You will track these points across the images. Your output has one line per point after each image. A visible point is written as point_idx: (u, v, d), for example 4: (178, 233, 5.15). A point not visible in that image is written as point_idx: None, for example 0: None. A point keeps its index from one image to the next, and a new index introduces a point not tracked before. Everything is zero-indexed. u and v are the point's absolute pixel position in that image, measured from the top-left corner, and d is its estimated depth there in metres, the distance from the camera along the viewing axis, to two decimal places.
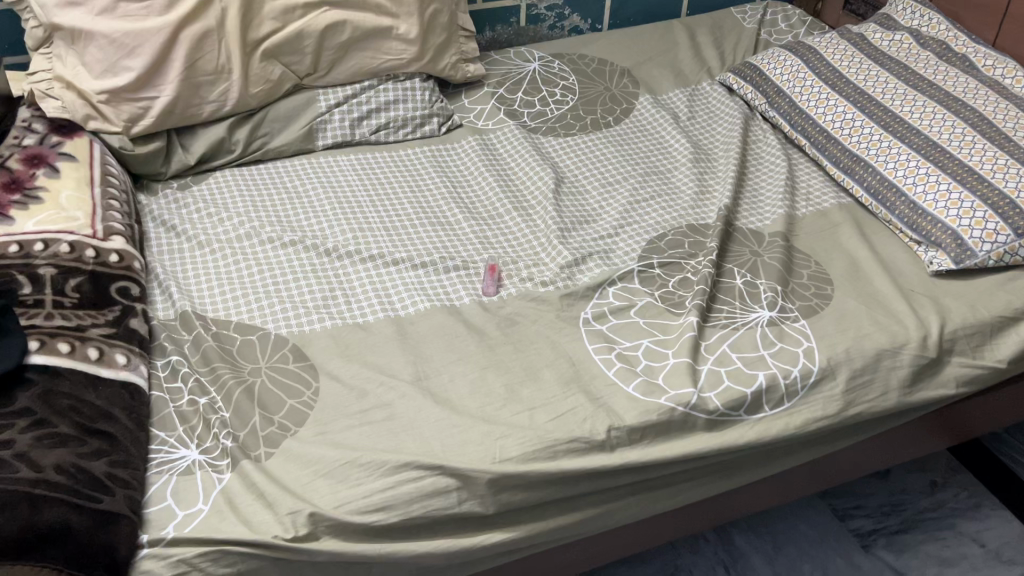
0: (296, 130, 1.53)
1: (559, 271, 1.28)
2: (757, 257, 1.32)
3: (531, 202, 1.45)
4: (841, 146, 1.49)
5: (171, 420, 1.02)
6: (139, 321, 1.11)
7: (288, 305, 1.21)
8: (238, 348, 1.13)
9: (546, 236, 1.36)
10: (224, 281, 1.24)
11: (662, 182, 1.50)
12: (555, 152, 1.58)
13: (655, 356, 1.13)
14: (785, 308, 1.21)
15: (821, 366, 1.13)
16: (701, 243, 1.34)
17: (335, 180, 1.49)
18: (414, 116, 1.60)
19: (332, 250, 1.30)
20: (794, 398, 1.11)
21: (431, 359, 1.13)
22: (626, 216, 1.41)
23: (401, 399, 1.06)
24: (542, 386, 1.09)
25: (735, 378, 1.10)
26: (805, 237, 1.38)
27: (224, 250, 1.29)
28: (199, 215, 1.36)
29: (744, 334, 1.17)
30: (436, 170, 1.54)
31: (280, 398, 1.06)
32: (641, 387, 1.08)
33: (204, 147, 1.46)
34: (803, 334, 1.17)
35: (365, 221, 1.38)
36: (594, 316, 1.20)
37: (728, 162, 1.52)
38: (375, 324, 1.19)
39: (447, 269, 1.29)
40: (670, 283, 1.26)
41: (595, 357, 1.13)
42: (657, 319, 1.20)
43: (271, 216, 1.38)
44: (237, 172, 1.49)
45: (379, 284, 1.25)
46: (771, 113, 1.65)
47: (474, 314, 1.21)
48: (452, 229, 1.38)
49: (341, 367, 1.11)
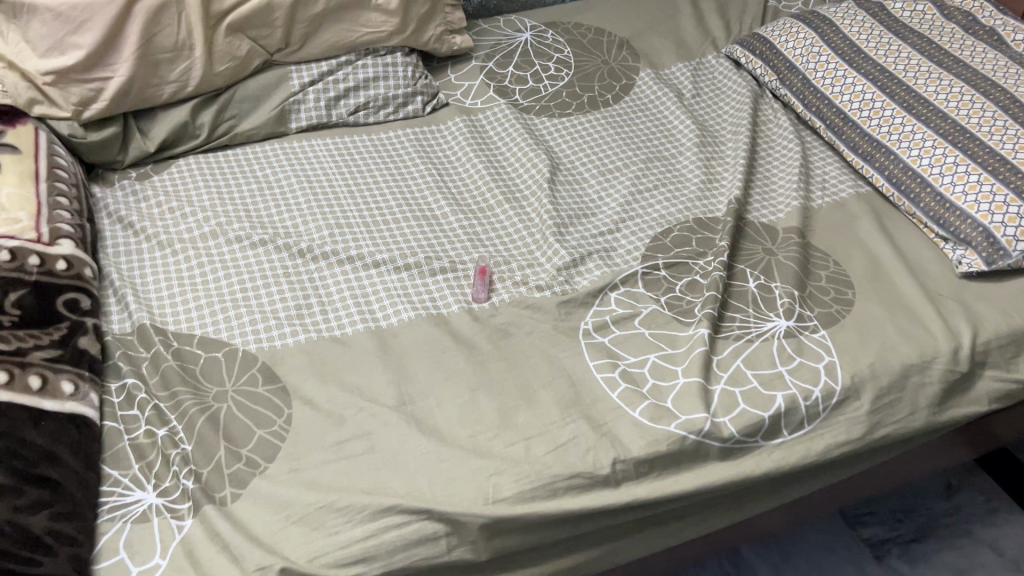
0: (266, 112, 1.40)
1: (555, 274, 1.17)
2: (770, 256, 1.21)
3: (524, 193, 1.34)
4: (859, 130, 1.38)
5: (125, 456, 0.91)
6: (90, 340, 1.00)
7: (257, 316, 1.09)
8: (202, 368, 1.02)
9: (541, 232, 1.25)
10: (187, 287, 1.12)
11: (666, 169, 1.38)
12: (550, 135, 1.46)
13: (662, 374, 1.03)
14: (803, 317, 1.11)
15: (844, 385, 1.03)
16: (710, 241, 1.23)
17: (309, 168, 1.36)
18: (396, 95, 1.47)
19: (306, 250, 1.18)
20: (814, 421, 1.01)
21: (416, 379, 1.02)
22: (628, 209, 1.30)
23: (383, 428, 0.96)
24: (538, 410, 0.99)
25: (750, 400, 1.00)
26: (821, 231, 1.27)
27: (187, 252, 1.17)
28: (160, 210, 1.24)
29: (759, 348, 1.07)
30: (420, 155, 1.41)
31: (248, 428, 0.95)
32: (647, 412, 0.98)
33: (165, 132, 1.33)
34: (824, 347, 1.07)
35: (342, 216, 1.26)
36: (595, 327, 1.10)
37: (737, 147, 1.40)
38: (353, 338, 1.08)
39: (432, 272, 1.17)
40: (676, 287, 1.16)
41: (597, 376, 1.03)
42: (663, 330, 1.09)
43: (238, 211, 1.25)
44: (201, 159, 1.36)
45: (358, 291, 1.14)
46: (781, 91, 1.53)
47: (463, 325, 1.10)
48: (438, 225, 1.27)
49: (316, 390, 1.00)
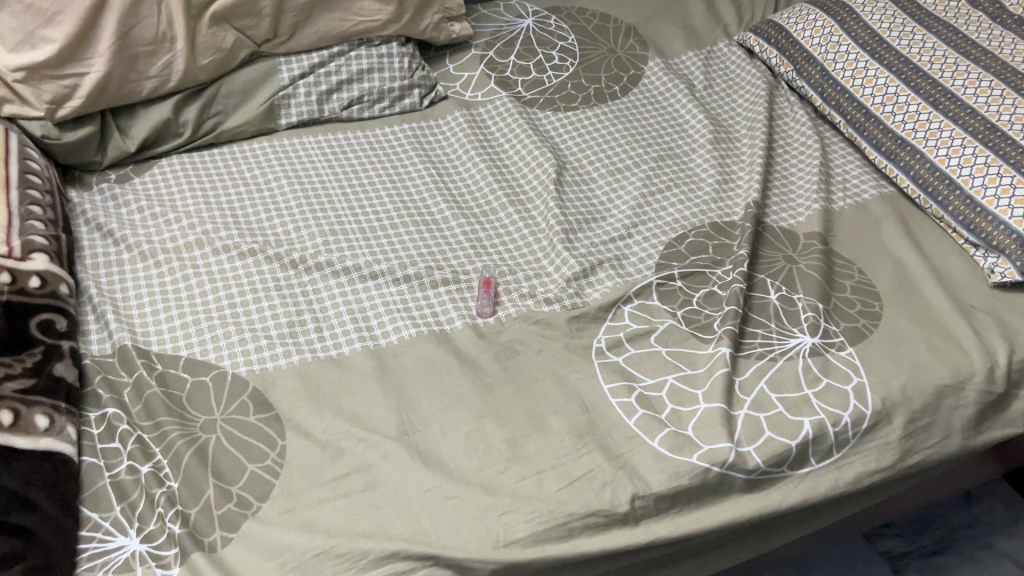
0: (254, 108, 1.32)
1: (565, 286, 1.10)
2: (792, 264, 1.14)
3: (529, 195, 1.26)
4: (882, 126, 1.30)
5: (106, 496, 0.85)
6: (66, 366, 0.92)
7: (246, 335, 1.02)
8: (188, 394, 0.95)
9: (548, 238, 1.18)
10: (171, 303, 1.05)
11: (679, 168, 1.31)
12: (555, 131, 1.38)
13: (681, 399, 0.97)
14: (829, 333, 1.05)
15: (875, 409, 0.97)
16: (727, 248, 1.17)
17: (301, 168, 1.28)
18: (392, 87, 1.39)
19: (298, 261, 1.11)
20: (843, 449, 0.95)
21: (418, 405, 0.95)
22: (639, 212, 1.22)
23: (384, 461, 0.89)
24: (550, 439, 0.92)
25: (776, 427, 0.94)
26: (844, 236, 1.20)
27: (171, 264, 1.10)
28: (141, 217, 1.16)
29: (784, 368, 1.00)
30: (418, 154, 1.33)
31: (239, 462, 0.88)
32: (667, 441, 0.92)
33: (146, 131, 1.24)
34: (852, 367, 1.01)
35: (336, 222, 1.18)
36: (609, 345, 1.03)
37: (753, 144, 1.33)
38: (350, 358, 1.00)
39: (433, 284, 1.10)
40: (693, 299, 1.09)
41: (612, 401, 0.96)
42: (681, 348, 1.03)
43: (225, 216, 1.18)
44: (186, 159, 1.28)
45: (355, 305, 1.07)
46: (798, 83, 1.45)
47: (468, 343, 1.03)
48: (438, 231, 1.19)
49: (311, 418, 0.93)
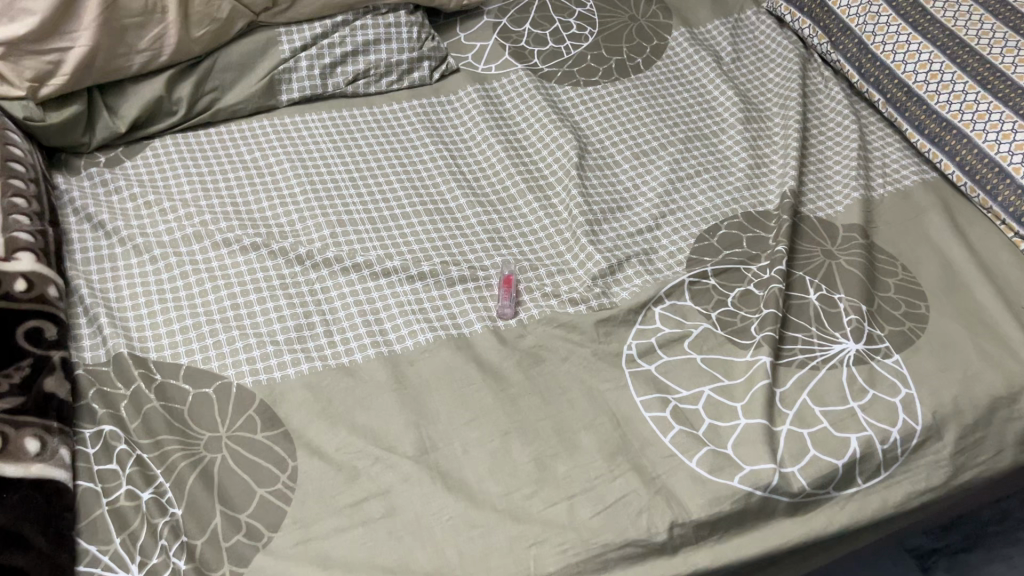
0: (253, 83, 1.22)
1: (590, 285, 1.03)
2: (831, 260, 1.07)
3: (549, 181, 1.18)
4: (925, 107, 1.21)
5: (105, 526, 0.78)
6: (57, 380, 0.85)
7: (251, 341, 0.95)
8: (190, 409, 0.88)
9: (571, 230, 1.10)
10: (169, 304, 0.98)
11: (708, 150, 1.23)
12: (575, 109, 1.29)
13: (719, 413, 0.90)
14: (873, 338, 0.98)
15: (924, 424, 0.91)
16: (762, 241, 1.09)
17: (305, 150, 1.20)
18: (400, 60, 1.30)
19: (304, 257, 1.04)
20: (891, 467, 0.89)
21: (438, 420, 0.89)
22: (667, 199, 1.15)
23: (403, 484, 0.83)
24: (581, 459, 0.86)
25: (821, 445, 0.88)
26: (885, 228, 1.13)
27: (168, 259, 1.02)
28: (135, 205, 1.08)
29: (827, 378, 0.94)
30: (429, 133, 1.25)
31: (247, 487, 0.82)
32: (706, 462, 0.86)
33: (138, 109, 1.15)
34: (899, 376, 0.94)
35: (344, 212, 1.11)
36: (640, 352, 0.96)
37: (786, 125, 1.25)
38: (363, 366, 0.94)
39: (450, 281, 1.03)
40: (728, 299, 1.02)
41: (645, 416, 0.90)
42: (717, 356, 0.96)
43: (224, 206, 1.10)
44: (181, 140, 1.19)
45: (366, 304, 1.00)
46: (833, 57, 1.36)
47: (489, 349, 0.96)
48: (453, 221, 1.12)
49: (324, 436, 0.87)
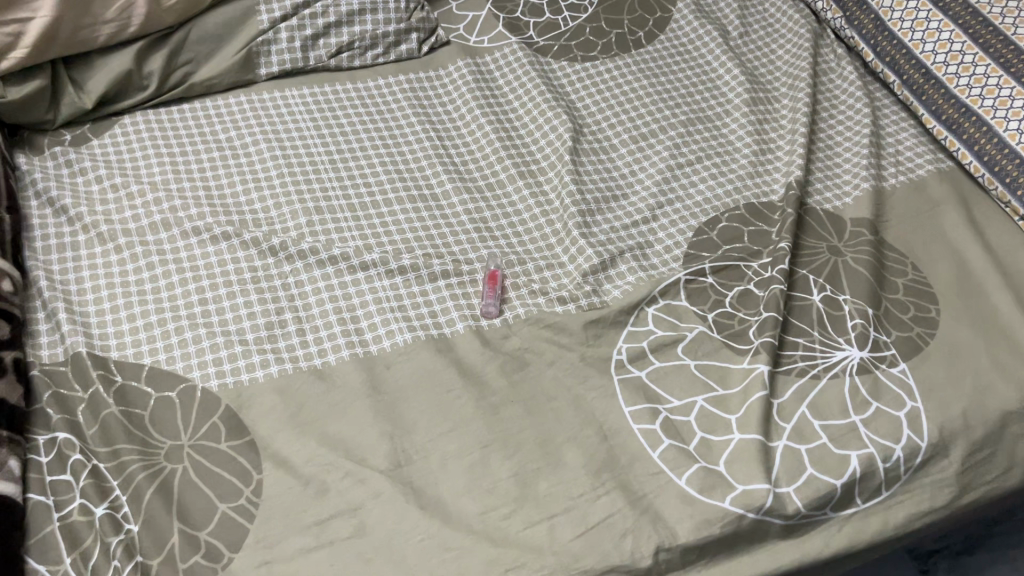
0: (230, 56, 1.15)
1: (581, 282, 0.97)
2: (837, 257, 1.01)
3: (541, 166, 1.12)
4: (944, 90, 1.14)
5: (55, 544, 0.74)
6: (8, 384, 0.80)
7: (219, 340, 0.90)
8: (151, 414, 0.83)
9: (562, 221, 1.04)
10: (132, 298, 0.92)
11: (711, 133, 1.16)
12: (571, 86, 1.22)
13: (712, 426, 0.85)
14: (879, 345, 0.92)
15: (931, 441, 0.85)
16: (765, 236, 1.03)
17: (283, 129, 1.13)
18: (386, 32, 1.23)
19: (278, 247, 0.98)
20: (893, 486, 0.84)
21: (414, 430, 0.84)
22: (665, 188, 1.08)
23: (374, 501, 0.78)
24: (564, 475, 0.81)
25: (819, 463, 0.83)
26: (897, 223, 1.06)
27: (134, 249, 0.97)
28: (100, 188, 1.02)
29: (828, 389, 0.88)
30: (415, 111, 1.18)
31: (208, 502, 0.77)
32: (696, 481, 0.81)
33: (105, 84, 1.08)
34: (904, 388, 0.89)
35: (323, 198, 1.05)
36: (630, 358, 0.90)
37: (795, 108, 1.18)
38: (337, 369, 0.88)
39: (432, 276, 0.97)
40: (726, 300, 0.96)
41: (633, 428, 0.85)
42: (712, 363, 0.91)
43: (196, 190, 1.04)
44: (153, 117, 1.12)
45: (342, 300, 0.94)
46: (847, 33, 1.28)
47: (470, 352, 0.91)
48: (438, 210, 1.05)
49: (292, 447, 0.82)
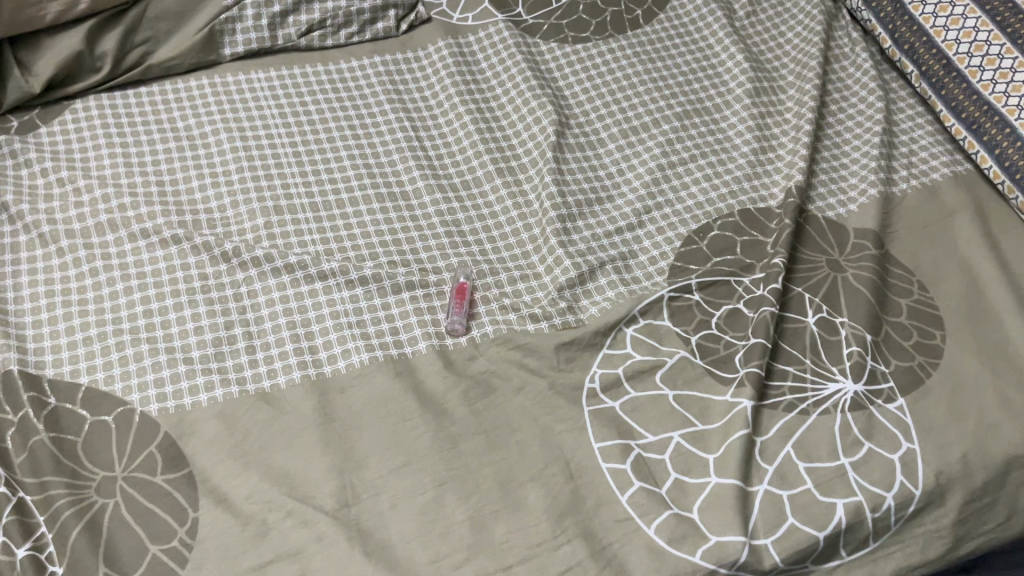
0: (189, 36, 1.07)
1: (555, 298, 0.90)
2: (837, 274, 0.93)
3: (522, 162, 1.04)
4: (965, 85, 1.04)
5: None
6: None
7: (162, 358, 0.83)
8: (85, 441, 0.78)
9: (541, 226, 0.97)
10: (73, 308, 0.86)
11: (708, 129, 1.08)
12: (559, 72, 1.13)
13: (687, 466, 0.79)
14: (875, 376, 0.85)
15: (925, 488, 0.78)
16: (759, 248, 0.95)
17: (247, 115, 1.06)
18: (361, 9, 1.14)
19: (231, 253, 0.91)
20: (881, 537, 0.77)
21: (364, 464, 0.78)
22: (653, 190, 1.00)
23: (317, 544, 0.73)
24: (523, 520, 0.75)
25: (802, 511, 0.76)
26: (904, 235, 0.98)
27: (77, 252, 0.90)
28: (46, 182, 0.96)
29: (817, 426, 0.81)
30: (390, 97, 1.10)
31: (139, 544, 0.72)
32: (666, 529, 0.75)
33: (54, 67, 1.01)
34: (900, 427, 0.82)
35: (284, 197, 0.97)
36: (604, 386, 0.84)
37: (801, 101, 1.09)
38: (286, 393, 0.82)
39: (396, 288, 0.90)
40: (713, 321, 0.89)
41: (602, 466, 0.78)
42: (692, 393, 0.84)
43: (148, 186, 0.97)
44: (107, 100, 1.05)
45: (297, 315, 0.88)
46: (863, 15, 1.17)
47: (431, 375, 0.84)
48: (407, 210, 0.98)
49: (233, 481, 0.76)
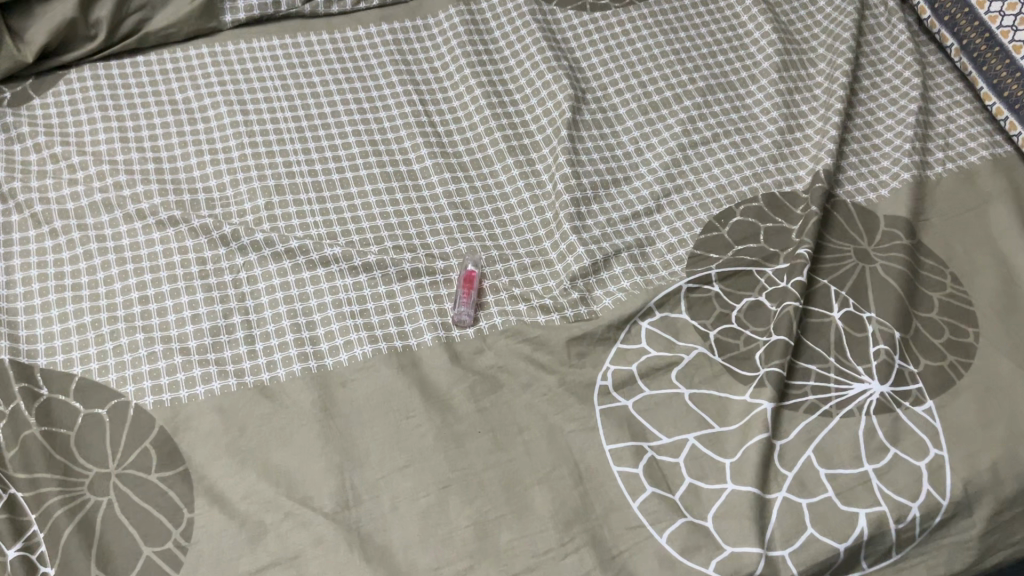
0: (189, 1, 1.02)
1: (568, 288, 0.86)
2: (865, 265, 0.88)
3: (535, 140, 0.99)
4: (1008, 61, 0.98)
5: None
6: None
7: (158, 347, 0.80)
8: (78, 436, 0.74)
9: (554, 210, 0.92)
10: (66, 293, 0.83)
11: (732, 106, 1.02)
12: (576, 42, 1.08)
13: (703, 471, 0.75)
14: (903, 377, 0.81)
15: (953, 498, 0.75)
16: (784, 235, 0.90)
17: (249, 86, 1.01)
18: None
19: (230, 237, 0.87)
20: (905, 548, 0.74)
21: (365, 464, 0.75)
22: (673, 172, 0.96)
23: (316, 548, 0.70)
24: (531, 526, 0.72)
25: (822, 521, 0.73)
26: (938, 223, 0.93)
27: (71, 234, 0.87)
28: (39, 158, 0.92)
29: (840, 431, 0.77)
30: (397, 67, 1.05)
31: (133, 545, 0.69)
32: (679, 539, 0.71)
33: (47, 34, 0.96)
34: (928, 431, 0.78)
35: (287, 174, 0.93)
36: (617, 383, 0.80)
37: (832, 76, 1.03)
38: (285, 385, 0.79)
39: (401, 275, 0.87)
40: (733, 314, 0.85)
41: (613, 470, 0.75)
42: (709, 393, 0.80)
43: (145, 164, 0.93)
44: (102, 70, 1.00)
45: (298, 302, 0.84)
46: None
47: (437, 369, 0.81)
48: (414, 190, 0.94)
49: (229, 480, 0.73)
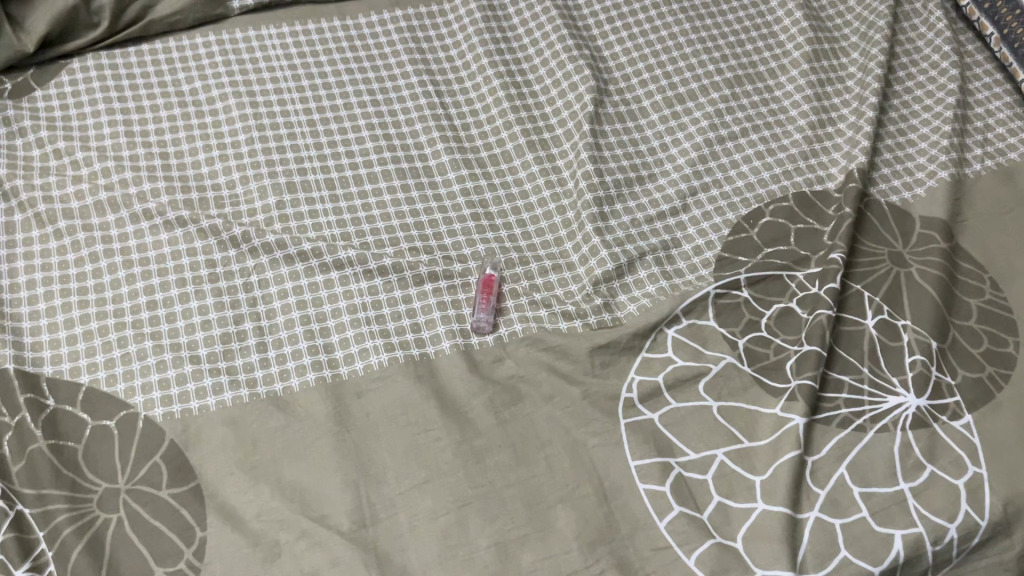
0: None
1: (591, 293, 0.83)
2: (900, 269, 0.84)
3: (556, 134, 0.95)
4: None
5: None
6: None
7: (167, 355, 0.77)
8: (86, 449, 0.72)
9: (576, 210, 0.89)
10: (72, 297, 0.80)
11: (761, 98, 0.98)
12: (598, 31, 1.04)
13: (732, 489, 0.73)
14: (940, 390, 0.77)
15: (992, 519, 0.72)
16: (815, 237, 0.86)
17: (258, 76, 0.97)
18: None
19: (240, 238, 0.84)
20: (940, 570, 0.71)
21: (382, 480, 0.72)
22: (700, 169, 0.92)
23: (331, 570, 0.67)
24: (554, 547, 0.69)
25: (856, 543, 0.70)
26: (976, 226, 0.89)
27: (77, 235, 0.84)
28: (42, 154, 0.88)
29: (875, 447, 0.74)
30: (412, 56, 1.01)
31: (144, 566, 0.66)
32: (708, 561, 0.69)
33: (49, 23, 0.92)
34: (966, 448, 0.75)
35: (299, 171, 0.90)
36: (642, 395, 0.77)
37: (866, 67, 0.99)
38: (299, 396, 0.76)
39: (418, 279, 0.84)
40: (763, 322, 0.81)
41: (639, 488, 0.72)
42: (738, 406, 0.77)
43: (152, 160, 0.89)
44: (107, 59, 0.97)
45: (312, 307, 0.81)
46: None
47: (455, 379, 0.78)
48: (431, 188, 0.90)
49: (242, 497, 0.71)
